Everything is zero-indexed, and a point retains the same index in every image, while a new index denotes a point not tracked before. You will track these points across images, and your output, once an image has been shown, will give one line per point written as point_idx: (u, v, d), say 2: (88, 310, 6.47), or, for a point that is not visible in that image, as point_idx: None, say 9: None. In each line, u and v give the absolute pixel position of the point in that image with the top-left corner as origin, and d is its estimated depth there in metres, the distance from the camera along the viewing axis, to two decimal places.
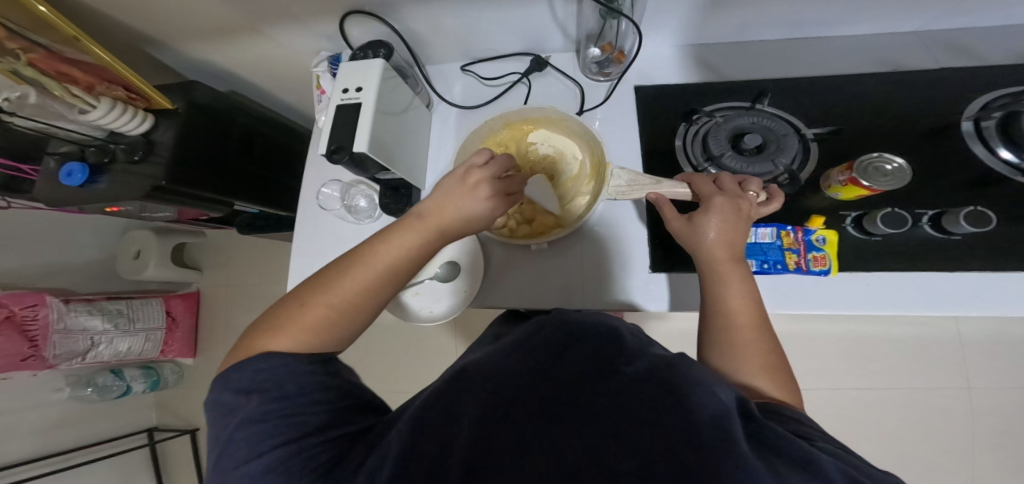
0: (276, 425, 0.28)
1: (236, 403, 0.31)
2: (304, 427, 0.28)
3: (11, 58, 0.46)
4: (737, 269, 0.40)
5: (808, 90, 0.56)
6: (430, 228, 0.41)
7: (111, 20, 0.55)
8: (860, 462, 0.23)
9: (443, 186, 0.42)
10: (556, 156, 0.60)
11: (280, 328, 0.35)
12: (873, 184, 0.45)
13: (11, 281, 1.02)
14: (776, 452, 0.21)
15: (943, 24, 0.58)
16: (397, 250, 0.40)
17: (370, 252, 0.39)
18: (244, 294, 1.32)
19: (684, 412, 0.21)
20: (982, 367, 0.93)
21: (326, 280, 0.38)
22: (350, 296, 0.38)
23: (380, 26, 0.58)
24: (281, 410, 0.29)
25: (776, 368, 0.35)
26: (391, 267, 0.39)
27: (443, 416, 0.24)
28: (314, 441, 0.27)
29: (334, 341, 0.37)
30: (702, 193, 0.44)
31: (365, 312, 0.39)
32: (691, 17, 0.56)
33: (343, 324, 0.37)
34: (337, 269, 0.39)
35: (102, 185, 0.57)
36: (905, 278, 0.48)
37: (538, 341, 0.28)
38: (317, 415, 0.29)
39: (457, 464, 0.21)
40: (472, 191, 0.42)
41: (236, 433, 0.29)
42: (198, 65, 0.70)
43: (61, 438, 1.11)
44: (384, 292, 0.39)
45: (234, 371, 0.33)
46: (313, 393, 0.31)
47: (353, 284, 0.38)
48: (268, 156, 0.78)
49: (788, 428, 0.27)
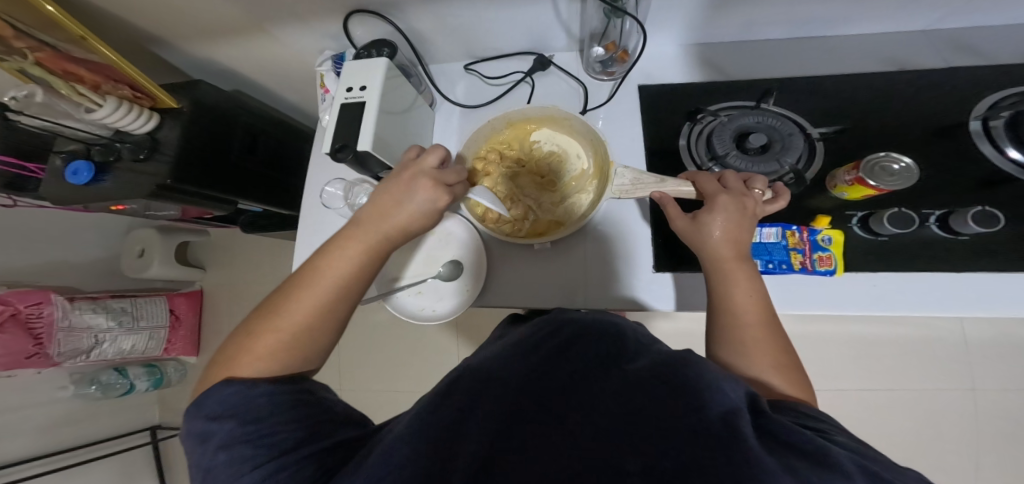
0: (251, 446, 0.27)
1: (207, 430, 0.30)
2: (282, 444, 0.27)
3: (20, 57, 0.47)
4: (742, 267, 0.40)
5: (813, 89, 0.56)
6: (374, 231, 0.42)
7: (117, 19, 0.55)
8: (878, 456, 0.23)
9: (382, 191, 0.43)
10: (559, 153, 0.60)
11: (236, 359, 0.35)
12: (879, 183, 0.44)
13: (17, 279, 1.03)
14: (789, 446, 0.21)
15: (949, 23, 0.57)
16: (345, 257, 0.40)
17: (319, 266, 0.40)
18: (247, 293, 1.33)
19: (692, 409, 0.20)
20: (986, 369, 0.92)
21: (279, 302, 0.38)
22: (303, 315, 0.38)
23: (384, 25, 0.58)
24: (255, 432, 0.28)
25: (786, 366, 0.35)
26: (342, 276, 0.40)
27: (449, 413, 0.24)
28: (290, 458, 0.26)
29: (295, 363, 0.37)
30: (706, 192, 0.44)
31: (325, 325, 0.39)
32: (696, 15, 0.56)
33: (304, 342, 0.37)
34: (290, 289, 0.39)
35: (108, 183, 0.57)
36: (910, 278, 0.47)
37: (537, 341, 0.28)
38: (294, 431, 0.28)
39: (462, 462, 0.21)
40: (407, 188, 0.43)
41: (217, 459, 0.28)
42: (202, 64, 0.71)
43: (64, 435, 1.11)
44: (343, 301, 0.40)
45: (199, 402, 0.32)
46: (288, 412, 0.30)
47: (305, 300, 0.38)
48: (271, 154, 0.78)
49: (804, 423, 0.27)
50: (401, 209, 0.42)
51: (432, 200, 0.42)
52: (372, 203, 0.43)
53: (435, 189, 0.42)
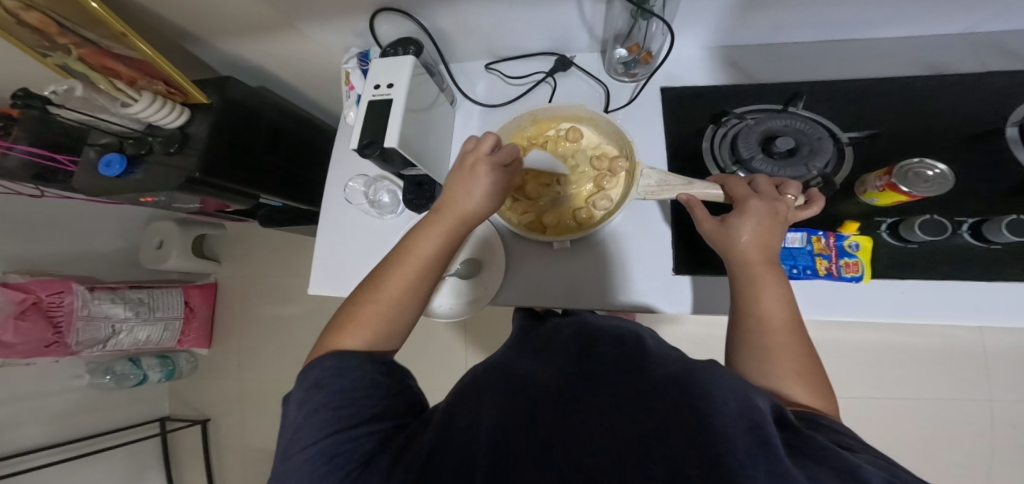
0: (336, 413, 0.29)
1: (305, 395, 0.32)
2: (357, 416, 0.29)
3: (64, 53, 0.49)
4: (770, 272, 0.39)
5: (841, 95, 0.56)
6: (450, 216, 0.42)
7: (151, 16, 0.56)
8: (905, 473, 0.22)
9: (455, 176, 0.44)
10: (610, 153, 0.58)
11: (338, 334, 0.38)
12: (913, 189, 0.43)
13: (39, 267, 1.05)
14: (817, 462, 0.21)
15: (986, 27, 0.56)
16: (426, 241, 0.41)
17: (405, 248, 0.42)
18: (262, 287, 1.34)
19: (711, 418, 0.20)
20: (1005, 380, 0.90)
21: (372, 283, 0.41)
22: (394, 295, 0.40)
23: (410, 24, 0.58)
24: (317, 408, 0.30)
25: (810, 375, 0.35)
26: (428, 257, 0.41)
27: (465, 417, 0.25)
28: (361, 431, 0.28)
29: (388, 337, 0.39)
30: (736, 196, 0.43)
31: (413, 299, 0.41)
32: (724, 18, 0.56)
33: (394, 315, 0.39)
34: (379, 271, 0.41)
35: (139, 176, 0.58)
36: (939, 288, 0.47)
37: (562, 346, 0.28)
38: (371, 407, 0.30)
39: (482, 463, 0.22)
40: (476, 172, 0.43)
41: (302, 422, 0.30)
42: (230, 61, 0.72)
43: (79, 424, 1.13)
44: (424, 281, 0.41)
45: (312, 367, 0.34)
46: (366, 388, 0.31)
47: (395, 278, 0.40)
48: (295, 150, 0.79)
49: (827, 437, 0.27)
50: (470, 195, 0.43)
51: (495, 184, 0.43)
52: (444, 192, 0.44)
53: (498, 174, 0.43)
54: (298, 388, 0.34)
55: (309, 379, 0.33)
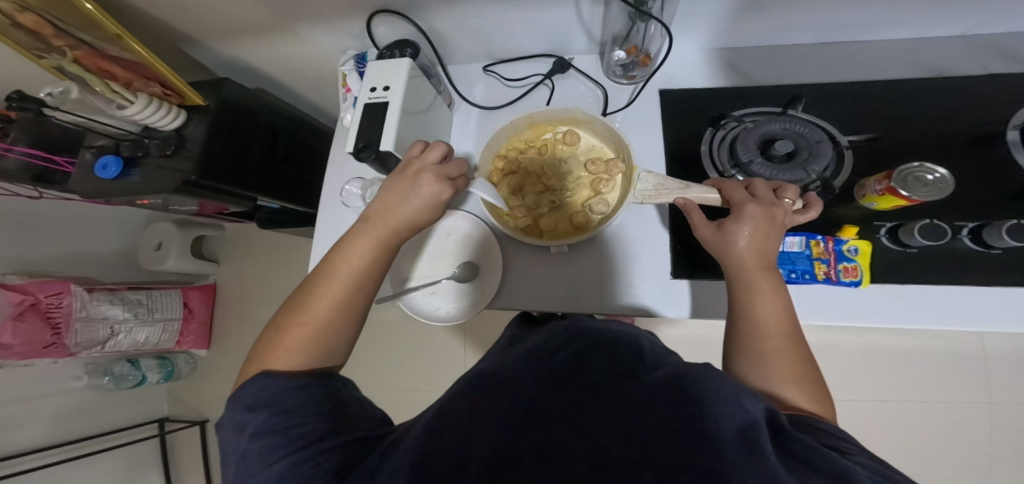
0: (284, 435, 0.29)
1: (242, 419, 0.32)
2: (307, 436, 0.29)
3: (58, 55, 0.49)
4: (767, 277, 0.39)
5: (840, 97, 0.55)
6: (382, 225, 0.42)
7: (146, 18, 0.56)
8: (896, 477, 0.22)
9: (393, 184, 0.44)
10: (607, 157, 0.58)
11: (267, 357, 0.37)
12: (912, 194, 0.43)
13: (38, 268, 1.05)
14: (808, 465, 0.20)
15: (986, 29, 0.56)
16: (355, 253, 0.41)
17: (335, 261, 0.41)
18: (260, 288, 1.34)
19: (705, 424, 0.20)
20: (1004, 383, 0.90)
21: (301, 301, 0.39)
22: (324, 312, 0.38)
23: (407, 26, 0.58)
24: (287, 422, 0.30)
25: (807, 379, 0.34)
26: (359, 270, 0.40)
27: (453, 421, 0.24)
28: (318, 449, 0.28)
29: (323, 357, 0.38)
30: (734, 200, 0.43)
31: (348, 314, 0.40)
32: (722, 21, 0.55)
33: (326, 334, 0.38)
34: (309, 287, 0.40)
35: (135, 179, 0.57)
36: (937, 293, 0.46)
37: (556, 348, 0.28)
38: (318, 424, 0.30)
39: (475, 465, 0.21)
40: (415, 180, 0.43)
41: (249, 448, 0.30)
42: (228, 63, 0.72)
43: (78, 425, 1.13)
44: (358, 295, 0.40)
45: (243, 391, 0.34)
46: (311, 407, 0.31)
47: (323, 293, 0.39)
48: (292, 151, 0.79)
49: (820, 440, 0.26)
50: (406, 204, 0.42)
51: (435, 193, 0.42)
52: (379, 199, 0.43)
53: (438, 183, 0.43)
54: (229, 414, 0.34)
55: (243, 402, 0.33)
